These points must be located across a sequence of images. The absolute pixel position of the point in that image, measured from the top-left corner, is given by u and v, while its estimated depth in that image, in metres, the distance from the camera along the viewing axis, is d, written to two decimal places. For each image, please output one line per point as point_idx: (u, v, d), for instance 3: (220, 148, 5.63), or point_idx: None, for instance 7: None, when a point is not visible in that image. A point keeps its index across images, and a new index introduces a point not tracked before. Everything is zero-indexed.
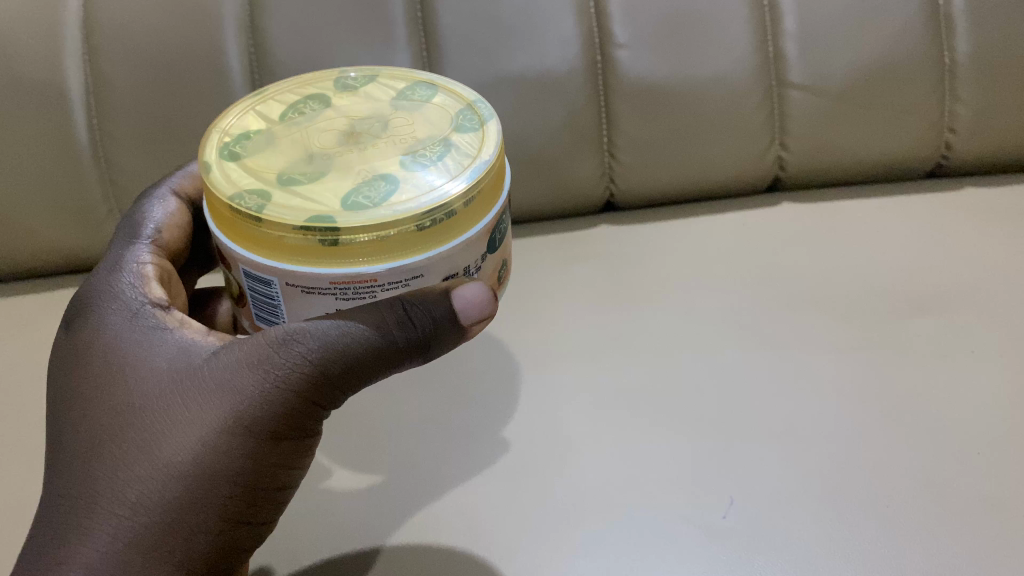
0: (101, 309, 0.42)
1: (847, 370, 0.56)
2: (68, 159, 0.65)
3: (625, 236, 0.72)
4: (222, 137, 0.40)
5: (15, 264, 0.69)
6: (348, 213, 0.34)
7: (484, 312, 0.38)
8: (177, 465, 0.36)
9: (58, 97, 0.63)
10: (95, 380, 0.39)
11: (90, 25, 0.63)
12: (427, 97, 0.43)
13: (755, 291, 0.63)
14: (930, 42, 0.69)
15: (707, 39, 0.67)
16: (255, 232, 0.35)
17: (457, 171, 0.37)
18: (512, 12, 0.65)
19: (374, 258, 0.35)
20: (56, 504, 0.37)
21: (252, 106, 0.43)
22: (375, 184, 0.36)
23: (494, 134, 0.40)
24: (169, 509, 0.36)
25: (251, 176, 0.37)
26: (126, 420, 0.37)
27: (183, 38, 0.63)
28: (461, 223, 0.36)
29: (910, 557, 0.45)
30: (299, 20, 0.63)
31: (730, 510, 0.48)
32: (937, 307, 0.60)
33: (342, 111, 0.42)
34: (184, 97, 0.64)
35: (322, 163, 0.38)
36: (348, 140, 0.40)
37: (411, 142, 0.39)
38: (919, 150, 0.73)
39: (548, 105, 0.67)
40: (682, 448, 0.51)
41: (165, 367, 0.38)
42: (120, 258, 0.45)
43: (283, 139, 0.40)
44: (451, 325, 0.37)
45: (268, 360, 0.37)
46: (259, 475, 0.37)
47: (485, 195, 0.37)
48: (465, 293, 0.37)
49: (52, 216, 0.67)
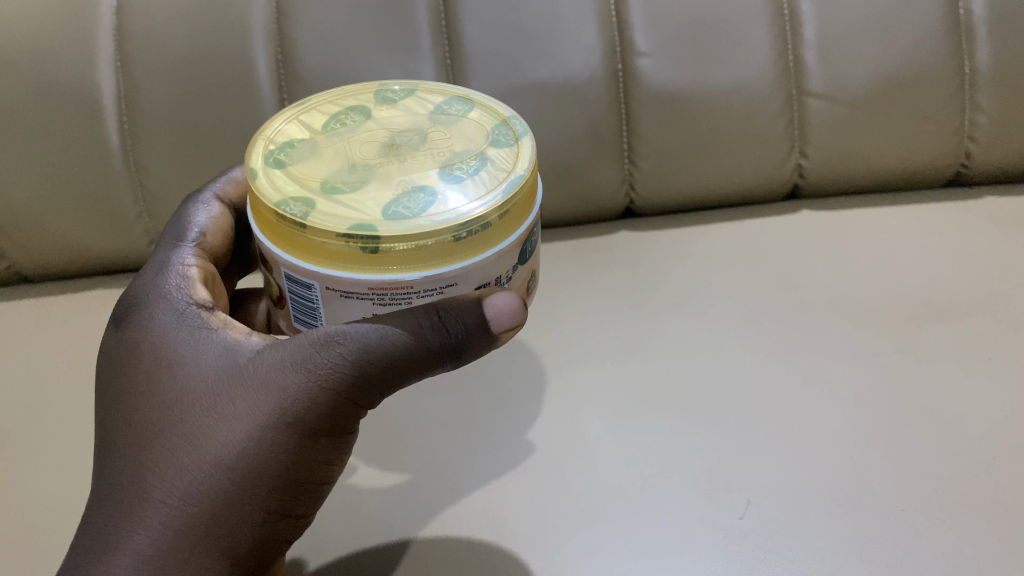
0: (149, 308, 0.43)
1: (866, 376, 0.56)
2: (100, 163, 0.67)
3: (645, 242, 0.73)
4: (267, 145, 0.41)
5: (48, 265, 0.71)
6: (388, 222, 0.35)
7: (514, 321, 0.38)
8: (224, 458, 0.37)
9: (91, 104, 0.65)
10: (144, 372, 0.40)
11: (123, 33, 0.65)
12: (464, 111, 0.45)
13: (773, 298, 0.64)
14: (951, 51, 0.69)
15: (728, 48, 0.68)
16: (299, 238, 0.36)
17: (492, 184, 0.38)
18: (534, 21, 0.66)
19: (411, 267, 0.36)
20: (109, 490, 0.38)
21: (295, 115, 0.44)
22: (414, 195, 0.37)
23: (528, 148, 0.41)
24: (217, 500, 0.37)
25: (296, 183, 0.38)
26: (175, 415, 0.39)
27: (214, 46, 0.64)
28: (494, 235, 0.37)
29: (927, 558, 0.46)
30: (326, 30, 0.65)
31: (748, 511, 0.48)
32: (955, 315, 0.61)
33: (382, 123, 0.43)
34: (215, 104, 0.66)
35: (363, 172, 0.39)
36: (389, 151, 0.41)
37: (448, 154, 0.41)
38: (940, 159, 0.74)
39: (570, 113, 0.68)
40: (703, 452, 0.52)
41: (211, 366, 0.40)
42: (167, 260, 0.47)
43: (326, 148, 0.41)
44: (484, 334, 0.38)
45: (309, 360, 0.38)
46: (300, 469, 0.38)
47: (519, 208, 0.39)
48: (496, 301, 0.38)
49: (84, 219, 0.69)
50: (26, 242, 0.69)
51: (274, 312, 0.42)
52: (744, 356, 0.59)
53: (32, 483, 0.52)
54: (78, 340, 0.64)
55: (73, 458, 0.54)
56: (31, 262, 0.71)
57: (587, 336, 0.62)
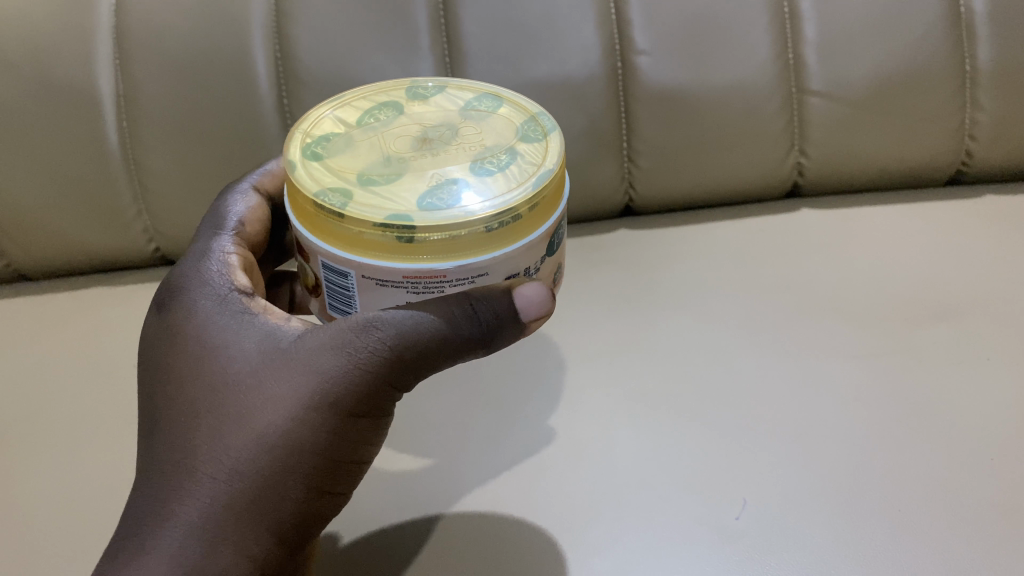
0: (189, 292, 0.43)
1: (869, 376, 0.57)
2: (97, 160, 0.66)
3: (644, 241, 0.73)
4: (303, 138, 0.41)
5: (45, 263, 0.71)
6: (424, 212, 0.36)
7: (543, 311, 0.39)
8: (269, 439, 0.38)
9: (88, 100, 0.64)
10: (187, 355, 0.41)
11: (121, 31, 0.64)
12: (494, 108, 0.45)
13: (772, 297, 0.64)
14: (950, 51, 0.70)
15: (727, 47, 0.68)
16: (337, 227, 0.36)
17: (523, 177, 0.38)
18: (535, 18, 0.66)
19: (445, 256, 0.36)
20: (156, 467, 0.39)
21: (330, 110, 0.44)
22: (449, 187, 0.38)
23: (557, 143, 0.41)
24: (263, 478, 0.38)
25: (333, 175, 0.38)
26: (220, 395, 0.39)
27: (211, 43, 0.64)
28: (525, 226, 0.37)
29: (924, 558, 0.46)
30: (324, 27, 0.65)
31: (743, 511, 0.49)
32: (955, 314, 0.61)
33: (414, 119, 0.44)
34: (214, 101, 0.65)
35: (398, 165, 0.39)
36: (423, 145, 0.41)
37: (479, 149, 0.41)
38: (940, 158, 0.74)
39: (569, 111, 0.69)
40: (707, 449, 0.52)
41: (254, 348, 0.40)
42: (207, 246, 0.47)
43: (361, 142, 0.41)
44: (515, 323, 0.38)
45: (349, 344, 0.38)
46: (340, 449, 0.39)
47: (548, 201, 0.39)
48: (526, 292, 0.38)
49: (82, 217, 0.68)
50: (23, 239, 0.69)
51: (308, 299, 0.43)
52: (743, 353, 0.59)
53: (31, 480, 0.52)
54: (73, 339, 0.64)
55: (70, 457, 0.54)
56: (30, 260, 0.70)
57: (588, 334, 0.62)
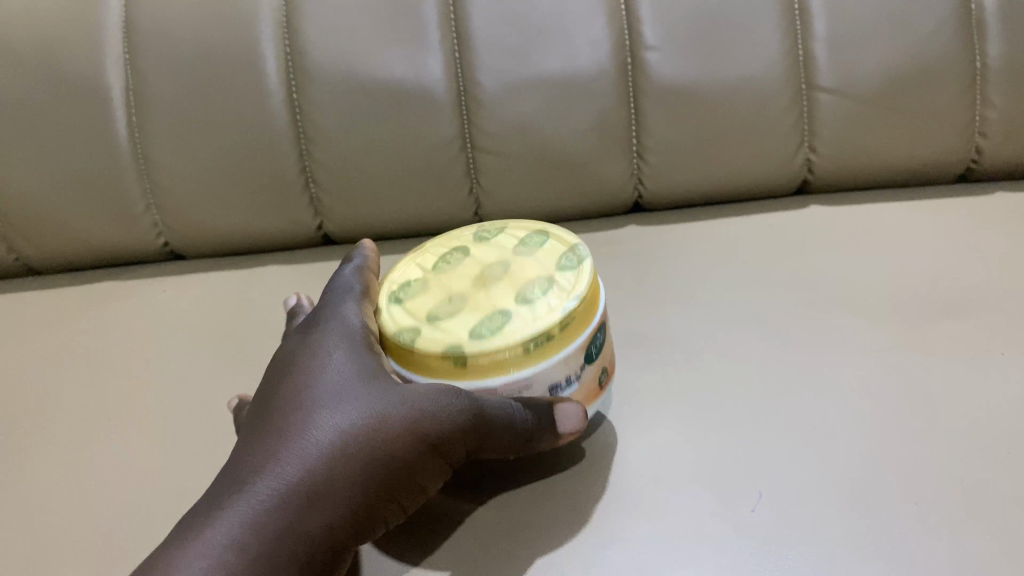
0: (329, 322, 0.46)
1: (879, 371, 0.54)
2: (108, 158, 0.71)
3: (652, 237, 0.73)
4: (389, 288, 0.48)
5: (63, 256, 0.77)
6: (473, 342, 0.42)
7: (578, 425, 0.43)
8: (360, 450, 0.40)
9: (99, 100, 0.69)
10: (301, 365, 0.44)
11: (130, 30, 0.69)
12: (540, 243, 0.50)
13: (779, 296, 0.63)
14: (962, 47, 0.69)
15: (736, 41, 0.69)
16: (409, 358, 0.43)
17: (556, 303, 0.44)
18: (541, 15, 0.68)
19: (493, 374, 0.42)
20: (257, 439, 0.41)
21: (410, 260, 0.50)
22: (497, 317, 0.43)
23: (589, 272, 0.46)
24: (340, 479, 0.40)
25: (408, 318, 0.45)
26: (331, 404, 0.42)
27: (222, 43, 0.68)
28: (558, 344, 0.42)
29: (933, 558, 0.42)
30: (336, 24, 0.68)
31: (758, 504, 0.46)
32: (970, 311, 0.59)
33: (478, 259, 0.49)
34: (216, 99, 0.69)
35: (460, 303, 0.45)
36: (479, 284, 0.46)
37: (526, 282, 0.46)
38: (949, 155, 0.73)
39: (577, 105, 0.70)
40: (706, 450, 0.50)
41: (372, 376, 0.43)
42: (349, 292, 0.48)
43: (433, 284, 0.47)
44: (551, 432, 0.43)
45: (449, 400, 0.41)
46: (408, 479, 0.42)
47: (580, 317, 0.43)
48: (566, 409, 0.43)
49: (95, 213, 0.74)
50: (42, 234, 0.75)
51: None
52: (743, 346, 0.58)
53: (40, 465, 0.54)
54: (85, 330, 0.66)
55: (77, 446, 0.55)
56: (40, 253, 0.76)
57: None
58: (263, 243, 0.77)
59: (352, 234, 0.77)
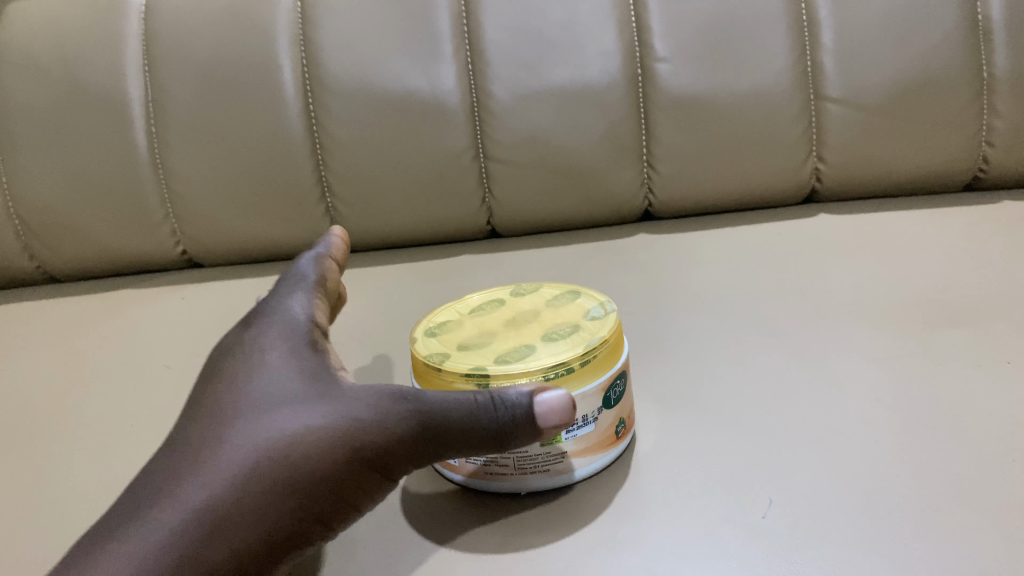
0: (266, 323, 0.38)
1: (892, 356, 0.53)
2: (128, 165, 0.73)
3: (661, 246, 0.74)
4: (425, 323, 0.46)
5: (80, 265, 0.78)
6: (497, 365, 0.39)
7: (564, 418, 0.32)
8: (270, 473, 0.31)
9: (120, 107, 0.72)
10: (220, 371, 0.36)
11: (150, 40, 0.72)
12: (571, 300, 0.46)
13: (787, 298, 0.62)
14: (967, 56, 0.70)
15: (743, 52, 0.70)
16: (434, 379, 0.40)
17: (577, 340, 0.40)
18: (553, 26, 0.70)
19: None
20: (150, 479, 0.32)
21: (445, 307, 0.48)
22: (521, 350, 0.40)
23: (614, 319, 0.42)
24: (242, 515, 0.30)
25: (438, 343, 0.42)
26: (238, 421, 0.33)
27: (242, 52, 0.70)
28: (578, 378, 0.38)
29: (934, 516, 0.38)
30: (352, 35, 0.70)
31: (771, 511, 0.39)
32: (984, 308, 0.57)
33: (512, 306, 0.46)
34: (233, 107, 0.71)
35: (487, 338, 0.42)
36: (509, 325, 0.44)
37: (553, 326, 0.43)
38: (956, 163, 0.74)
39: (587, 115, 0.71)
40: (701, 425, 0.47)
41: (300, 381, 0.34)
42: (293, 287, 0.42)
43: (467, 323, 0.45)
44: (529, 425, 0.32)
45: (386, 406, 0.32)
46: (339, 506, 0.32)
47: (601, 359, 0.40)
48: (546, 396, 0.32)
49: (113, 220, 0.75)
50: (61, 242, 0.76)
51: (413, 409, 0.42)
52: (747, 338, 0.58)
53: None
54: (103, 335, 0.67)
55: None
56: (58, 261, 0.78)
57: None
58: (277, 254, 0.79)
59: (366, 245, 0.78)
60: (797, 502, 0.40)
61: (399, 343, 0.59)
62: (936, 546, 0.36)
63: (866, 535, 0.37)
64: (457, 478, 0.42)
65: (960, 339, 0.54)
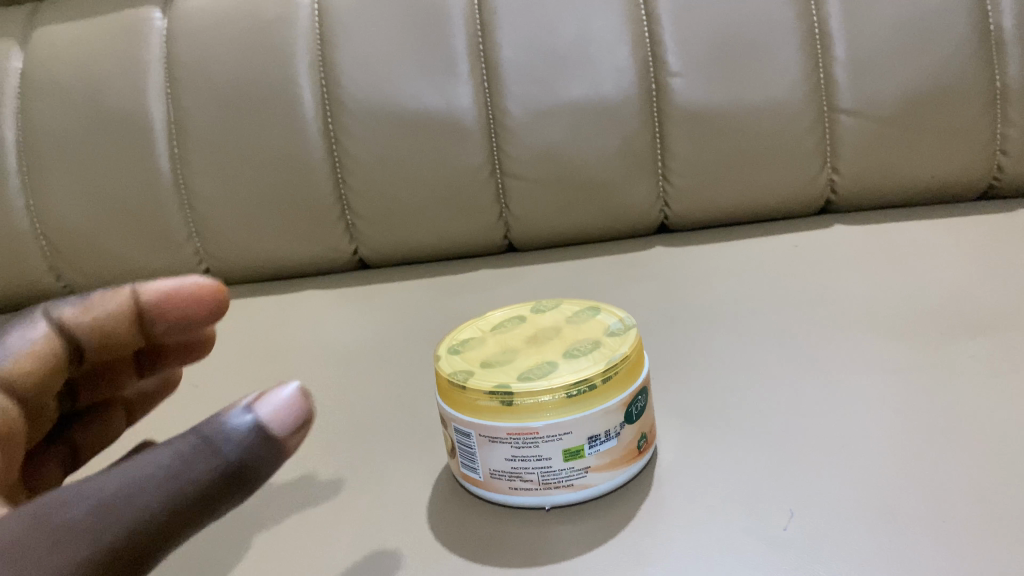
0: None
1: (909, 368, 0.53)
2: (151, 185, 0.75)
3: (677, 259, 0.74)
4: (449, 340, 0.47)
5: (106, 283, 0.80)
6: (521, 382, 0.39)
7: (302, 421, 0.30)
8: None
9: (144, 129, 0.74)
10: None
11: (172, 63, 0.74)
12: (590, 315, 0.47)
13: (803, 309, 0.63)
14: (980, 66, 0.70)
15: (757, 66, 0.71)
16: (459, 397, 0.40)
17: (598, 357, 0.41)
18: (567, 43, 0.71)
19: (536, 416, 0.38)
20: None
21: (469, 323, 0.49)
22: (544, 367, 0.41)
23: (634, 334, 0.43)
24: None
25: (463, 361, 0.43)
26: None
27: (263, 74, 0.72)
28: (600, 394, 0.39)
29: (955, 531, 0.38)
30: (370, 55, 0.72)
31: (790, 524, 0.40)
32: (1003, 318, 0.57)
33: (533, 322, 0.47)
34: (252, 127, 0.73)
35: (510, 354, 0.43)
36: (531, 341, 0.45)
37: (574, 342, 0.44)
38: (971, 172, 0.74)
39: (602, 130, 0.72)
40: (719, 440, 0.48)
41: None
42: None
43: (490, 340, 0.46)
44: (264, 443, 0.29)
45: (54, 536, 0.25)
46: None
47: (622, 375, 0.40)
48: (269, 401, 0.29)
49: (137, 239, 0.77)
50: (88, 261, 0.78)
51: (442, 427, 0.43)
52: (763, 350, 0.58)
53: None
54: None
55: None
56: (85, 280, 0.80)
57: None
58: (298, 270, 0.80)
59: (385, 261, 0.80)
60: (814, 513, 0.40)
61: (420, 358, 0.60)
62: (954, 556, 0.37)
63: (886, 547, 0.38)
64: (483, 494, 0.42)
65: (977, 349, 0.54)
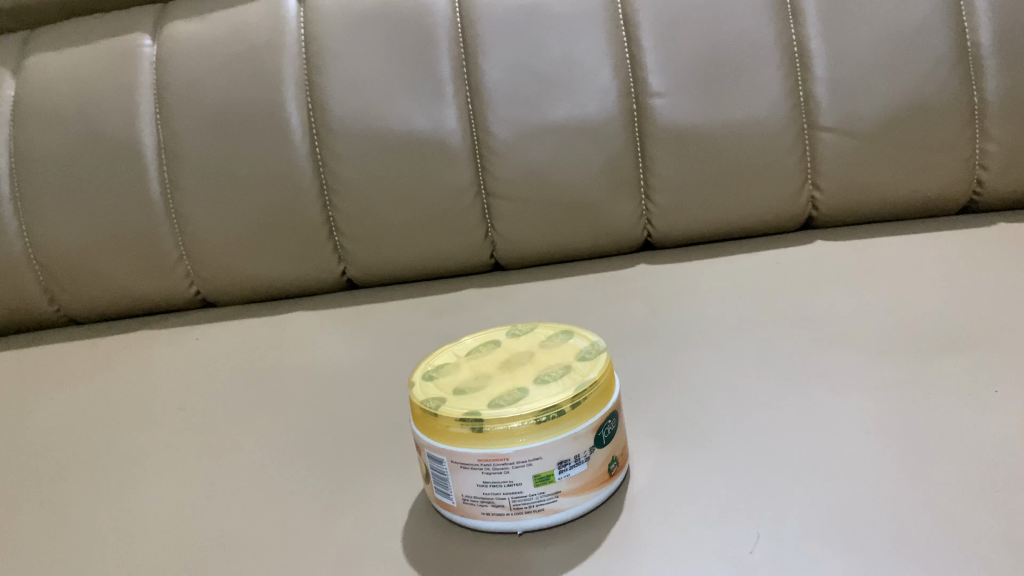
0: None
1: (885, 385, 0.54)
2: (142, 208, 0.76)
3: (662, 276, 0.75)
4: (424, 366, 0.47)
5: (99, 305, 0.81)
6: (491, 408, 0.40)
7: None
8: None
9: (135, 154, 0.75)
10: None
11: (161, 90, 0.75)
12: (563, 339, 0.48)
13: (784, 326, 0.64)
14: (958, 82, 0.71)
15: (737, 85, 0.72)
16: (432, 424, 0.41)
17: (568, 382, 0.42)
18: (549, 65, 0.72)
19: (506, 442, 0.39)
20: None
21: (445, 348, 0.50)
22: (514, 393, 0.42)
23: (604, 360, 0.44)
24: None
25: (437, 387, 0.44)
26: None
27: (251, 99, 0.73)
28: (568, 420, 0.40)
29: (921, 550, 0.39)
30: (356, 79, 0.73)
31: (758, 544, 0.40)
32: (978, 334, 0.58)
33: (507, 347, 0.48)
34: (241, 150, 0.74)
35: (483, 380, 0.44)
36: (504, 367, 0.45)
37: (546, 367, 0.44)
38: (951, 186, 0.74)
39: (585, 150, 0.73)
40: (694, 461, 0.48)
41: None
42: None
43: (465, 365, 0.46)
44: None
45: None
46: None
47: (591, 400, 0.41)
48: None
49: (129, 262, 0.78)
50: (81, 284, 0.79)
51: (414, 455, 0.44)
52: (744, 368, 0.59)
53: None
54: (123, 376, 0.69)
55: None
56: (79, 303, 0.81)
57: None
58: (288, 291, 0.81)
59: (374, 281, 0.81)
60: (785, 533, 0.41)
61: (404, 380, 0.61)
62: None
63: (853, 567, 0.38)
64: (457, 519, 0.43)
65: (952, 365, 0.55)
